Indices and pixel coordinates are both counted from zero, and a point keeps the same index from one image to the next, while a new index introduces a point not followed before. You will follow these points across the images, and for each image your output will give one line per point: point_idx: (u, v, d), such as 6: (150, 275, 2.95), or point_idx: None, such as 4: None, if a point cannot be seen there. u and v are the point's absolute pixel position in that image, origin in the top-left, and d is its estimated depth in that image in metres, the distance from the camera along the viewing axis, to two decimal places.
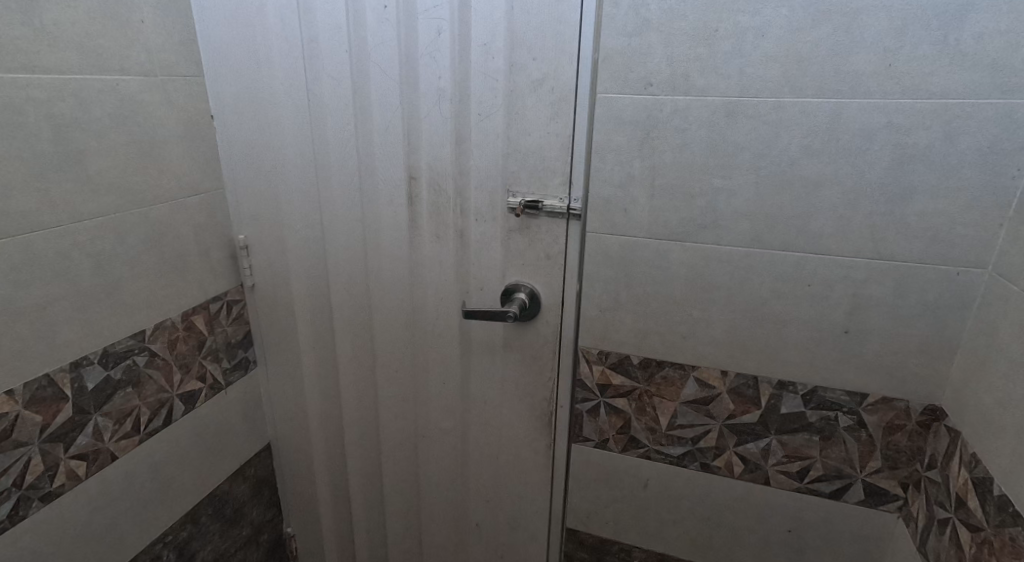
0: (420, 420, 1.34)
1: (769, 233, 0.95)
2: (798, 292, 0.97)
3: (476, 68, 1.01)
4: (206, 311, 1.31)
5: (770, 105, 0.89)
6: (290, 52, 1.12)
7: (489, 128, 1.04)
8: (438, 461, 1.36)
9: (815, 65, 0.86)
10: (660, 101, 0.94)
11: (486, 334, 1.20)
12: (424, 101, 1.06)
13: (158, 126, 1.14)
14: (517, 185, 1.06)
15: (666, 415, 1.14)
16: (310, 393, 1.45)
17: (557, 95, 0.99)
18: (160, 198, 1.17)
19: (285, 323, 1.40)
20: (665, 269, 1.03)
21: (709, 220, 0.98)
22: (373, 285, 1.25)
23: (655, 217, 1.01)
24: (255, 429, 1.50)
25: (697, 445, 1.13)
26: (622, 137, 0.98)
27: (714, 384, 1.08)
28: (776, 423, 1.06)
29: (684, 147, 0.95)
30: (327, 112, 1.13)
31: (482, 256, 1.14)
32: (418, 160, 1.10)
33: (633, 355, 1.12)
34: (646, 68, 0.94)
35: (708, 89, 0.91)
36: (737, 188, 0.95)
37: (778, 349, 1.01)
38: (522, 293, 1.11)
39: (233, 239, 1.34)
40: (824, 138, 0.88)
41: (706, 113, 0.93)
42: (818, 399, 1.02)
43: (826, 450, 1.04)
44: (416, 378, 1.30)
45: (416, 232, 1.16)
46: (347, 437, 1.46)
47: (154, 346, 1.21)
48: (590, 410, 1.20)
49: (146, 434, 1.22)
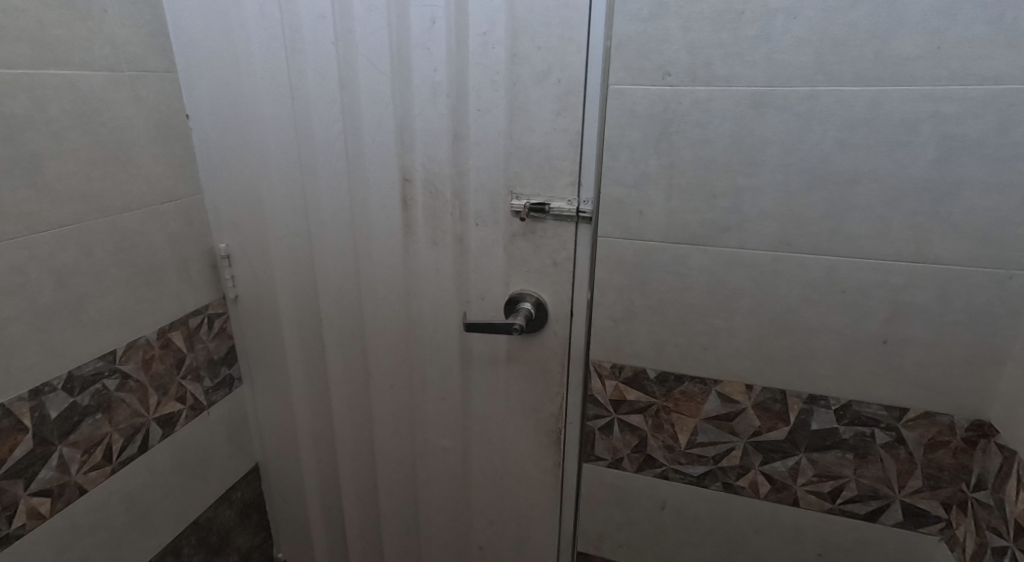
0: (418, 440, 1.29)
1: (799, 235, 0.86)
2: (831, 300, 0.88)
3: (475, 59, 0.96)
4: (185, 327, 1.22)
5: (802, 95, 0.80)
6: (271, 45, 1.05)
7: (488, 124, 0.99)
8: (438, 478, 1.31)
9: (854, 49, 0.77)
10: (678, 92, 0.85)
11: (490, 346, 1.15)
12: (418, 97, 1.01)
13: (126, 126, 1.05)
14: (521, 188, 1.01)
15: (685, 433, 1.06)
16: (300, 412, 1.38)
17: (563, 87, 0.92)
18: (130, 204, 1.07)
19: (271, 335, 1.32)
20: (685, 276, 0.95)
21: (733, 222, 0.89)
22: (365, 291, 1.19)
23: (673, 220, 0.92)
24: (241, 451, 1.41)
25: (719, 464, 1.05)
26: (636, 134, 0.89)
27: (737, 398, 0.99)
28: (806, 441, 0.98)
29: (705, 143, 0.86)
30: (314, 109, 1.07)
31: (483, 262, 1.09)
32: (413, 160, 1.05)
33: (649, 369, 1.03)
34: (664, 56, 0.84)
35: (732, 78, 0.82)
36: (765, 186, 0.86)
37: (808, 362, 0.93)
38: (528, 303, 1.06)
39: (213, 248, 1.25)
40: (862, 130, 0.80)
41: (730, 105, 0.84)
42: (852, 414, 0.93)
43: (861, 469, 0.96)
44: (413, 390, 1.25)
45: (412, 237, 1.11)
46: (340, 456, 1.39)
47: (126, 367, 1.11)
48: (603, 427, 1.12)
49: (119, 463, 1.12)
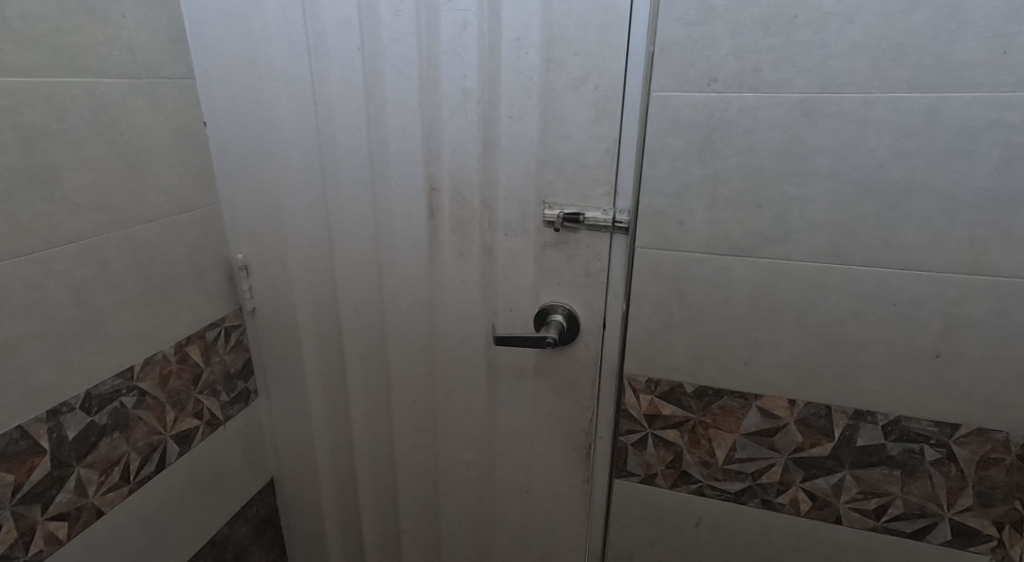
0: (441, 454, 1.26)
1: (848, 247, 0.84)
2: (881, 313, 0.85)
3: (507, 66, 0.92)
4: (202, 341, 1.18)
5: (856, 102, 0.78)
6: (294, 51, 1.02)
7: (521, 132, 0.95)
8: (461, 492, 1.28)
9: (913, 54, 0.74)
10: (725, 99, 0.82)
11: (518, 359, 1.12)
12: (446, 104, 0.98)
13: (143, 135, 1.01)
14: (554, 197, 0.97)
15: (723, 448, 1.03)
16: (318, 426, 1.34)
17: (601, 94, 0.89)
18: (148, 215, 1.03)
19: (289, 348, 1.28)
20: (727, 288, 0.92)
21: (779, 233, 0.86)
22: (387, 304, 1.16)
23: (716, 231, 0.89)
24: (256, 466, 1.37)
25: (758, 480, 1.02)
26: (678, 142, 0.86)
27: (779, 413, 0.96)
28: (851, 457, 0.95)
29: (751, 151, 0.83)
30: (337, 116, 1.04)
31: (512, 273, 1.06)
32: (440, 168, 1.02)
33: (686, 384, 1.00)
34: (710, 62, 0.81)
35: (782, 84, 0.80)
36: (814, 196, 0.83)
37: (855, 376, 0.90)
38: (559, 315, 1.03)
39: (230, 259, 1.21)
40: (919, 138, 0.77)
41: (780, 112, 0.81)
42: (901, 430, 0.90)
43: (908, 486, 0.93)
44: (437, 404, 1.22)
45: (437, 248, 1.08)
46: (359, 471, 1.35)
47: (143, 384, 1.07)
48: (636, 443, 1.09)
49: (137, 483, 1.09)
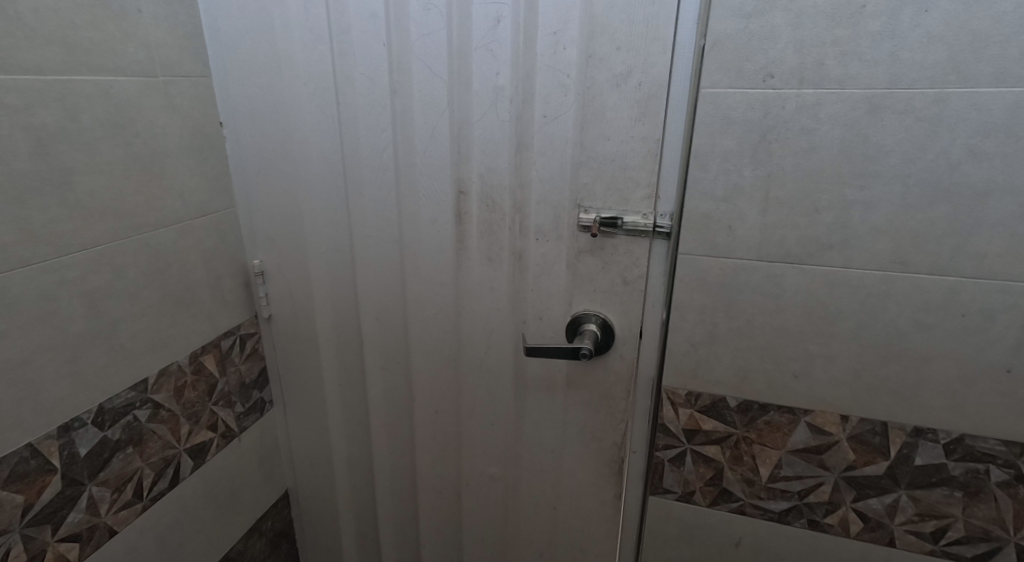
0: (464, 468, 1.21)
1: (913, 253, 0.78)
2: (948, 324, 0.80)
3: (543, 62, 0.87)
4: (217, 350, 1.13)
5: (928, 98, 0.72)
6: (316, 49, 0.97)
7: (556, 132, 0.90)
8: (485, 506, 1.23)
9: (994, 46, 0.69)
10: (783, 96, 0.77)
11: (548, 370, 1.07)
12: (477, 102, 0.92)
13: (159, 136, 0.96)
14: (591, 201, 0.93)
15: (767, 466, 0.97)
16: (336, 437, 1.30)
17: (644, 92, 0.84)
18: (164, 220, 0.98)
19: (307, 356, 1.23)
20: (779, 297, 0.86)
21: (837, 239, 0.81)
22: (411, 311, 1.11)
23: (768, 236, 0.84)
24: (271, 478, 1.33)
25: (805, 499, 0.97)
26: (730, 142, 0.81)
27: (831, 430, 0.91)
28: (908, 477, 0.89)
29: (810, 152, 0.78)
30: (361, 116, 0.99)
31: (544, 280, 1.01)
32: (469, 171, 0.97)
33: (730, 398, 0.95)
34: (768, 56, 0.76)
35: (847, 79, 0.74)
36: (876, 200, 0.78)
37: (917, 391, 0.84)
38: (592, 324, 0.98)
39: (246, 264, 1.17)
40: (998, 137, 0.72)
41: (843, 110, 0.75)
42: (964, 449, 0.85)
43: (971, 509, 0.87)
44: (462, 416, 1.16)
45: (464, 254, 1.03)
46: (378, 484, 1.30)
47: (158, 396, 1.02)
48: (673, 459, 1.03)
49: (151, 500, 1.04)
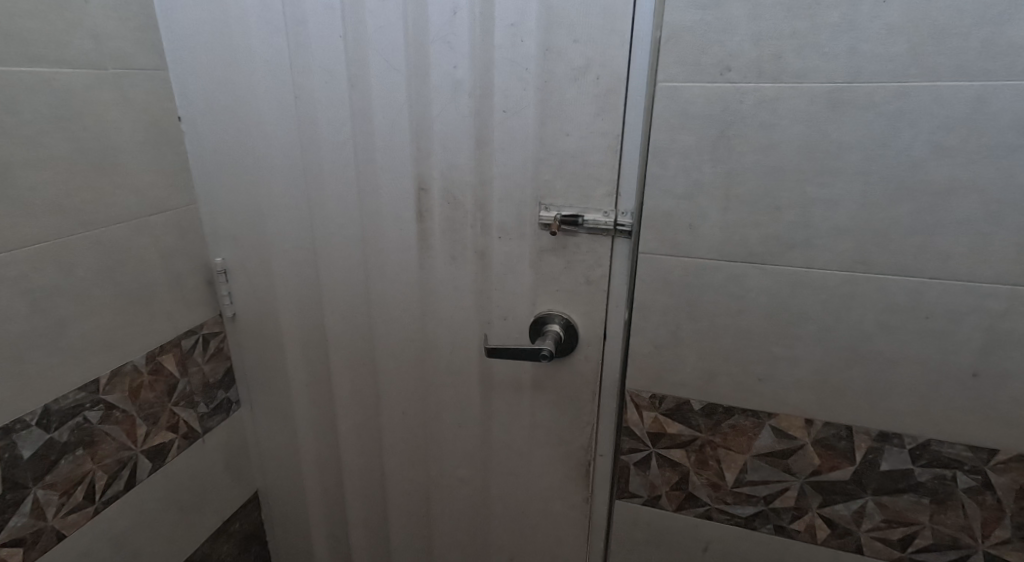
0: (432, 470, 1.19)
1: (877, 253, 0.76)
2: (912, 326, 0.78)
3: (502, 55, 0.85)
4: (178, 349, 1.11)
5: (889, 92, 0.70)
6: (273, 41, 0.95)
7: (517, 127, 0.88)
8: (454, 509, 1.21)
9: (956, 38, 0.67)
10: (742, 90, 0.75)
11: (513, 371, 1.05)
12: (437, 96, 0.90)
13: (111, 131, 0.94)
14: (552, 199, 0.90)
15: (733, 470, 0.95)
16: (304, 438, 1.27)
17: (603, 86, 0.82)
18: (117, 217, 0.96)
19: (272, 356, 1.21)
20: (741, 298, 0.84)
21: (799, 238, 0.78)
22: (376, 310, 1.09)
23: (730, 235, 0.81)
24: (240, 480, 1.30)
25: (771, 505, 0.94)
26: (690, 138, 0.78)
27: (796, 434, 0.88)
28: (874, 483, 0.87)
29: (770, 148, 0.76)
30: (320, 110, 0.96)
31: (507, 280, 0.98)
32: (430, 167, 0.95)
33: (694, 400, 0.92)
34: (726, 49, 0.74)
35: (806, 73, 0.72)
36: (838, 198, 0.75)
37: (882, 395, 0.82)
38: (556, 325, 0.96)
39: (209, 262, 1.14)
40: (961, 133, 0.69)
41: (802, 105, 0.73)
42: (931, 455, 0.83)
43: (939, 516, 0.85)
44: (429, 417, 1.14)
45: (427, 253, 1.01)
46: (347, 486, 1.28)
47: (111, 397, 1.00)
48: (639, 463, 1.01)
49: (103, 503, 1.02)
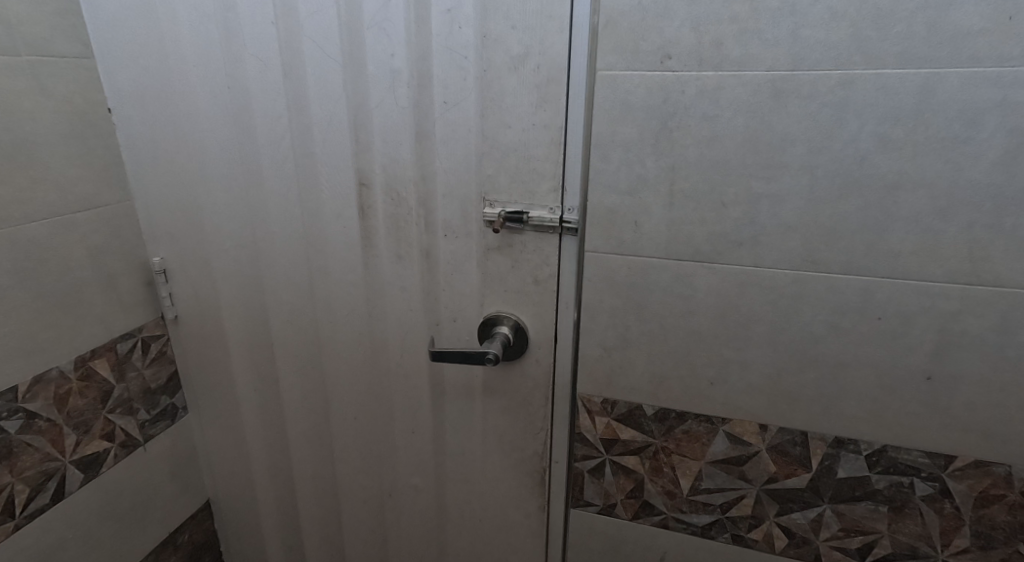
0: (386, 477, 1.14)
1: (826, 251, 0.72)
2: (865, 327, 0.74)
3: (439, 43, 0.81)
4: (112, 354, 1.07)
5: (833, 80, 0.66)
6: (202, 27, 0.90)
7: (457, 120, 0.84)
8: (409, 517, 1.16)
9: (900, 22, 0.63)
10: (682, 79, 0.71)
11: (463, 375, 1.00)
12: (374, 87, 0.85)
13: (26, 122, 0.90)
14: (496, 194, 0.86)
15: (687, 478, 0.91)
16: (254, 445, 1.22)
17: (543, 75, 0.78)
18: (34, 213, 0.92)
19: (217, 360, 1.16)
20: (690, 298, 0.80)
21: (746, 236, 0.75)
22: (320, 311, 1.04)
23: (675, 233, 0.77)
24: (189, 488, 1.25)
25: (728, 514, 0.91)
26: (631, 130, 0.74)
27: (750, 440, 0.85)
28: (831, 490, 0.83)
29: (714, 140, 0.72)
30: (254, 101, 0.91)
31: (454, 279, 0.94)
32: (370, 162, 0.90)
33: (646, 405, 0.88)
34: (664, 35, 0.70)
35: (748, 60, 0.68)
36: (785, 193, 0.72)
37: (836, 399, 0.78)
38: (505, 327, 0.92)
39: (147, 262, 1.09)
40: (908, 124, 0.66)
41: (745, 94, 0.69)
42: (887, 461, 0.79)
43: (897, 524, 0.82)
44: (379, 422, 1.10)
45: (371, 251, 0.96)
46: (300, 495, 1.24)
47: (32, 406, 0.97)
48: (593, 470, 0.97)
49: (26, 517, 0.99)
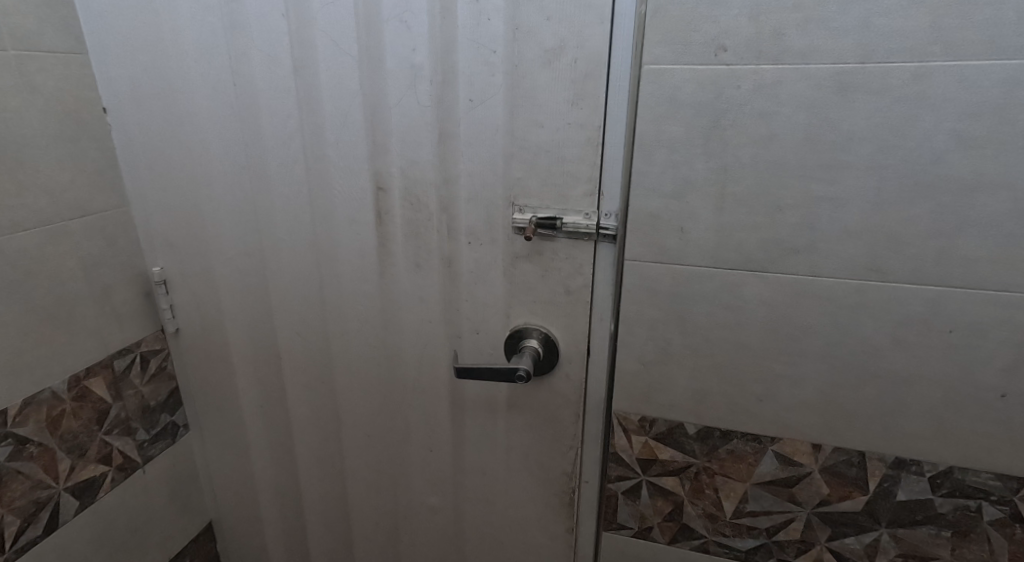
0: (401, 498, 1.08)
1: (892, 259, 0.67)
2: (933, 341, 0.68)
3: (465, 36, 0.74)
4: (109, 372, 1.00)
5: (906, 73, 0.61)
6: (205, 20, 0.83)
7: (483, 119, 0.77)
8: (426, 539, 1.10)
9: (984, 9, 0.57)
10: (737, 73, 0.65)
11: (486, 391, 0.94)
12: (393, 84, 0.79)
13: (13, 122, 0.83)
14: (525, 199, 0.80)
15: (731, 500, 0.85)
16: (259, 465, 1.15)
17: (580, 70, 0.72)
18: (23, 221, 0.85)
19: (220, 375, 1.09)
20: (739, 310, 0.74)
21: (804, 242, 0.69)
22: (332, 323, 0.97)
23: (725, 239, 0.71)
24: (190, 510, 1.18)
25: (774, 538, 0.85)
26: (679, 129, 0.69)
27: (801, 460, 0.79)
28: (889, 514, 0.77)
29: (770, 139, 0.66)
30: (261, 100, 0.85)
31: (477, 289, 0.87)
32: (388, 165, 0.84)
33: (688, 424, 0.83)
34: (718, 25, 0.64)
35: (811, 51, 0.62)
36: (849, 196, 0.66)
37: (897, 418, 0.73)
38: (533, 340, 0.86)
39: (145, 272, 1.02)
40: (989, 121, 0.60)
41: (808, 89, 0.63)
42: (952, 484, 0.74)
43: (960, 550, 0.76)
44: (395, 440, 1.03)
45: (388, 260, 0.90)
46: (309, 516, 1.17)
47: (23, 430, 0.90)
48: (628, 491, 0.91)
49: (16, 550, 0.92)
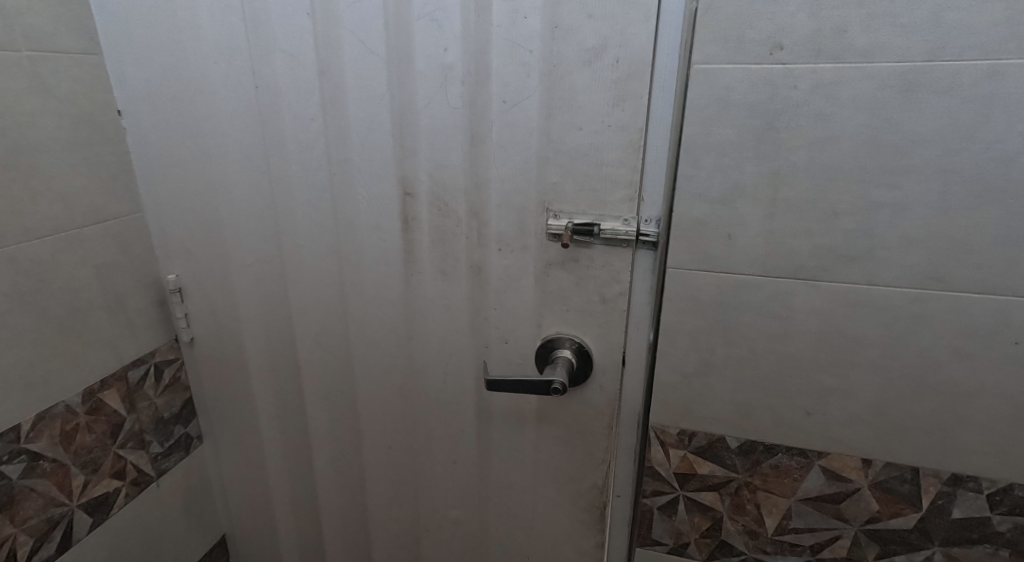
0: (424, 512, 1.04)
1: (955, 267, 0.64)
2: (996, 353, 0.65)
3: (500, 34, 0.71)
4: (122, 383, 0.96)
5: (976, 72, 0.58)
6: (224, 19, 0.80)
7: (518, 122, 0.74)
8: (449, 554, 1.07)
9: None
10: (794, 72, 0.62)
11: (515, 403, 0.91)
12: (422, 85, 0.76)
13: (25, 125, 0.79)
14: (561, 204, 0.76)
15: (774, 516, 0.82)
16: (276, 477, 1.12)
17: (623, 70, 0.68)
18: (36, 229, 0.81)
19: (236, 385, 1.05)
20: (789, 320, 0.71)
21: (860, 250, 0.66)
22: (355, 333, 0.94)
23: (775, 246, 0.68)
24: (203, 524, 1.15)
25: (818, 555, 0.82)
26: (729, 131, 0.65)
27: (850, 476, 0.76)
28: (943, 532, 0.74)
29: (827, 142, 0.63)
30: (282, 102, 0.81)
31: (508, 298, 0.84)
32: (415, 169, 0.80)
33: (730, 438, 0.79)
34: (775, 22, 0.61)
35: (875, 49, 0.59)
36: (910, 201, 0.63)
37: (955, 432, 0.70)
38: (567, 351, 0.82)
39: (159, 280, 0.99)
40: None
41: (869, 89, 0.60)
42: (1012, 501, 0.71)
43: None
44: (418, 453, 1.00)
45: (414, 267, 0.86)
46: (326, 529, 1.13)
47: (36, 446, 0.86)
48: (664, 507, 0.87)
49: None
